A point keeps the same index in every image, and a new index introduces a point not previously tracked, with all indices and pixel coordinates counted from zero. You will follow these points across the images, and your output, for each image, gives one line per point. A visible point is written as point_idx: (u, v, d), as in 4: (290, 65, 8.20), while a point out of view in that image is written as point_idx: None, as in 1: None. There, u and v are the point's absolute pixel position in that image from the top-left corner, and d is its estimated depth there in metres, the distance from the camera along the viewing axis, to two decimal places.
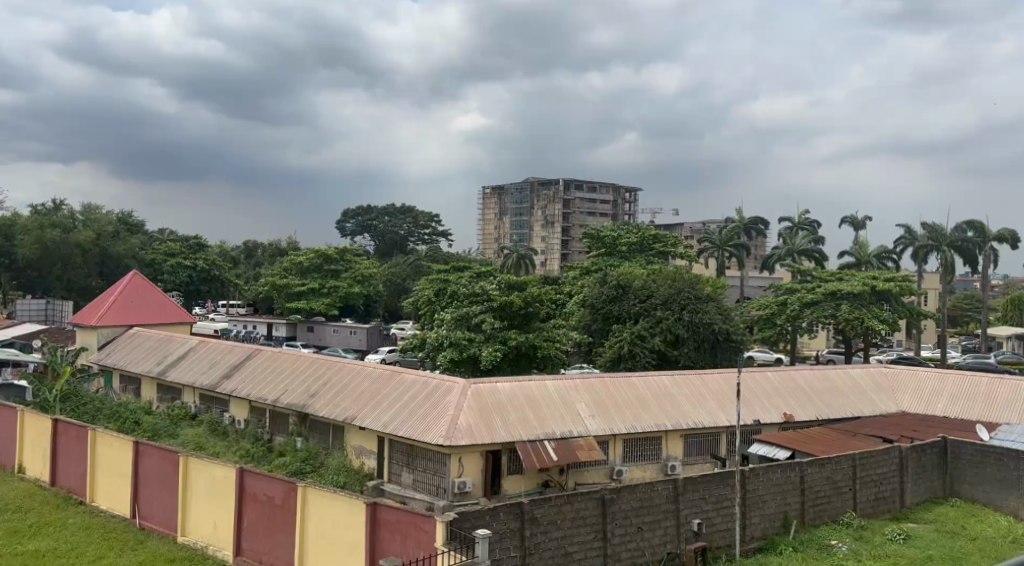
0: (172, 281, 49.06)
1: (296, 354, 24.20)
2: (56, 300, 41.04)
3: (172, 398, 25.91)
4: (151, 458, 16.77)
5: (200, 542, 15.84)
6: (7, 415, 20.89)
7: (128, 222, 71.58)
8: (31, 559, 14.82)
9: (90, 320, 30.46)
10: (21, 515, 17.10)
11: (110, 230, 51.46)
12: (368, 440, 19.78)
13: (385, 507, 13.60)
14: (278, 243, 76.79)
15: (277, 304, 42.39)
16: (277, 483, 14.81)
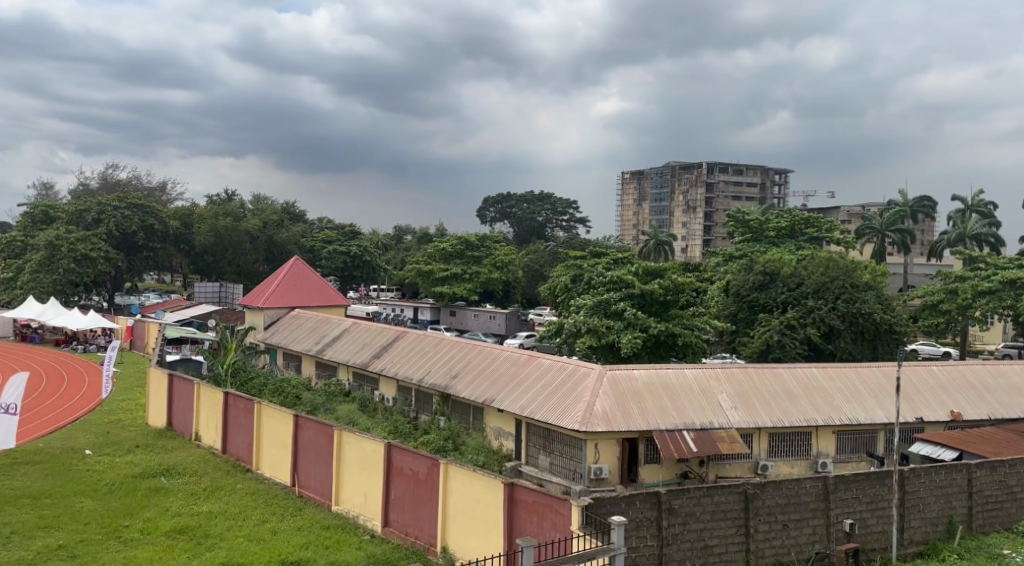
0: (329, 266, 51.49)
1: (440, 336, 24.67)
2: (228, 282, 43.96)
3: (329, 375, 27.09)
4: (309, 431, 17.54)
5: (352, 512, 16.41)
6: (185, 387, 22.46)
7: (290, 211, 75.86)
8: (204, 518, 15.79)
9: (257, 302, 32.42)
10: (196, 478, 18.32)
11: (274, 218, 54.70)
12: (506, 422, 19.88)
13: (522, 488, 13.60)
14: (425, 230, 79.11)
15: (421, 289, 43.53)
16: (422, 459, 15.12)
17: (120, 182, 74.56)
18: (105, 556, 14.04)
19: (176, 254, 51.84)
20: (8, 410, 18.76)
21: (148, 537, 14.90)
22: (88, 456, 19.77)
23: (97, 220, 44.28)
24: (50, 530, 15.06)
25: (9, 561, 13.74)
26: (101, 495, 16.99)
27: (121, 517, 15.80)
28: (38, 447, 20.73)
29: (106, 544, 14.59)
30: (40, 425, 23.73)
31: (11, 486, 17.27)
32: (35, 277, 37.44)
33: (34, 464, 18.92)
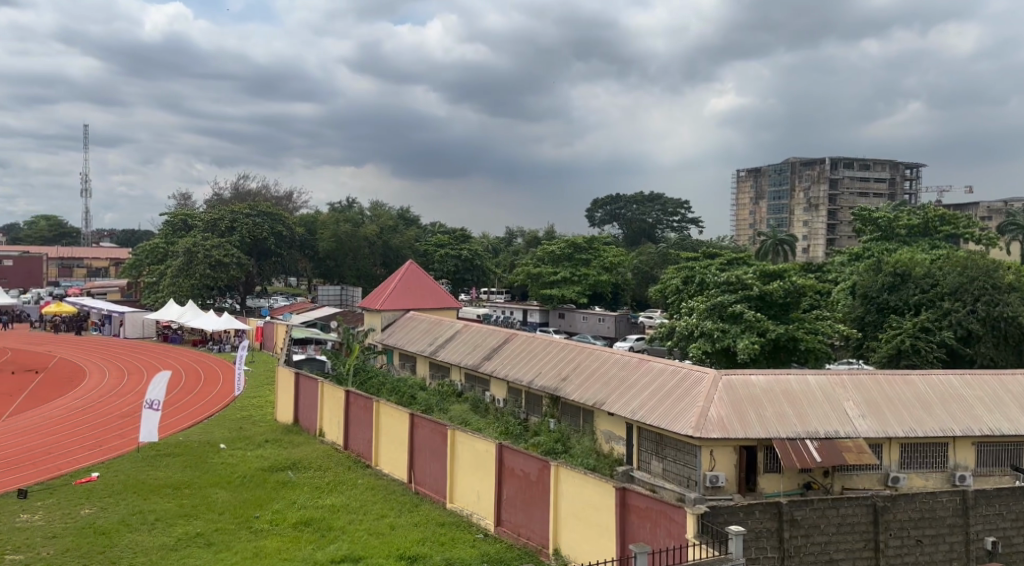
0: (441, 269, 52.31)
1: (550, 339, 24.52)
2: (348, 285, 45.24)
3: (442, 376, 27.41)
4: (425, 429, 17.73)
5: (466, 511, 16.45)
6: (309, 385, 23.18)
7: (405, 216, 77.68)
8: (327, 512, 16.15)
9: (374, 304, 33.23)
10: (320, 472, 18.83)
11: (390, 223, 56.08)
12: (617, 426, 19.50)
13: (634, 493, 13.25)
14: (536, 233, 79.43)
15: (530, 292, 43.54)
16: (533, 460, 14.98)
17: (248, 191, 78.32)
18: (238, 545, 14.51)
19: (300, 259, 53.86)
20: (153, 405, 19.83)
21: (277, 528, 15.33)
22: (222, 450, 20.66)
23: (230, 228, 46.62)
24: (188, 518, 15.73)
25: (153, 546, 14.39)
26: (233, 487, 17.67)
27: (252, 509, 16.35)
28: (177, 440, 21.84)
29: (238, 533, 15.09)
30: (180, 419, 24.99)
31: (154, 476, 18.21)
32: (175, 281, 39.79)
33: (173, 456, 19.93)
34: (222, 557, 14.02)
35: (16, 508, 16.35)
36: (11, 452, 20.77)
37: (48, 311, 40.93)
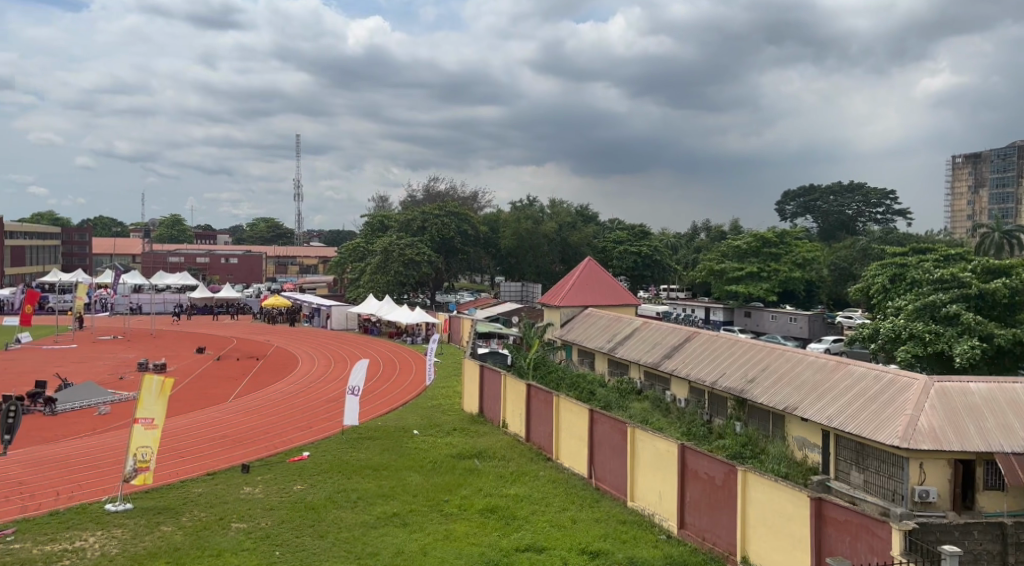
0: (621, 265, 51.73)
1: (735, 338, 23.44)
2: (529, 281, 45.86)
3: (621, 373, 27.01)
4: (604, 426, 17.43)
5: (648, 510, 15.96)
6: (493, 377, 23.55)
7: (585, 214, 77.72)
8: (512, 501, 16.24)
9: (554, 301, 33.42)
10: (502, 462, 19.06)
11: (571, 220, 56.28)
12: (812, 433, 18.30)
13: (831, 503, 12.30)
14: (720, 227, 76.93)
15: (714, 289, 42.05)
16: (718, 463, 14.25)
17: (439, 193, 81.57)
18: (430, 527, 14.86)
19: (484, 256, 55.10)
20: (354, 391, 20.88)
21: (465, 513, 15.58)
22: (415, 436, 21.45)
23: (421, 228, 48.53)
24: (386, 498, 16.35)
25: (354, 522, 15.02)
26: (425, 471, 18.25)
27: (442, 493, 16.75)
28: (376, 425, 22.91)
29: (430, 516, 15.47)
30: (378, 405, 26.24)
31: (357, 458, 19.16)
32: (372, 278, 41.98)
33: (372, 439, 20.96)
34: (415, 537, 14.39)
35: (240, 480, 17.68)
36: (233, 430, 22.58)
37: (266, 303, 44.43)
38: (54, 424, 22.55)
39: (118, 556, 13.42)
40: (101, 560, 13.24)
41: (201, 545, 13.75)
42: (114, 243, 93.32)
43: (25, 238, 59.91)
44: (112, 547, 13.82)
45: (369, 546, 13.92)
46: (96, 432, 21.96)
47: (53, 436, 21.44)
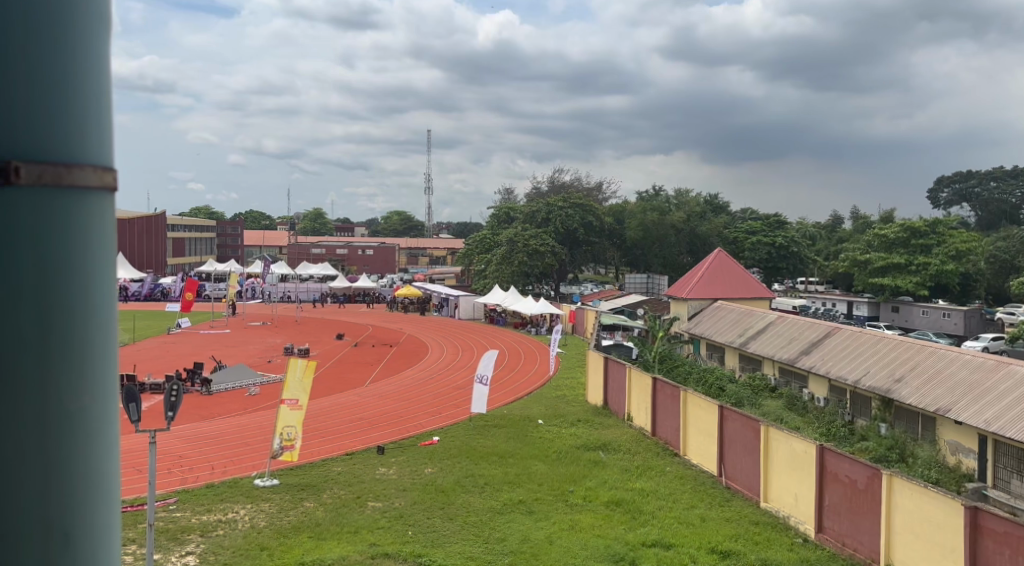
0: (753, 257, 49.83)
1: (881, 334, 22.00)
2: (656, 274, 45.02)
3: (753, 369, 25.97)
4: (736, 423, 16.64)
5: (783, 512, 15.06)
6: (618, 370, 23.02)
7: (716, 203, 75.55)
8: (638, 495, 15.73)
9: (682, 293, 32.57)
10: (629, 456, 18.57)
11: (700, 210, 54.80)
12: (967, 437, 16.82)
13: (988, 513, 10.84)
14: (863, 218, 72.80)
15: (857, 281, 39.91)
16: (861, 467, 13.18)
17: (566, 184, 81.66)
18: (556, 516, 14.56)
19: (610, 248, 54.43)
20: (481, 380, 20.87)
21: (590, 505, 15.19)
22: (540, 426, 21.30)
23: (545, 219, 48.59)
24: (512, 486, 16.22)
25: (482, 508, 14.91)
26: (550, 461, 18.05)
27: (566, 483, 16.48)
28: (503, 413, 22.96)
29: (556, 505, 15.19)
30: (504, 393, 26.31)
31: (483, 445, 19.20)
32: (498, 268, 42.27)
33: (499, 427, 20.99)
34: (541, 525, 14.09)
35: (375, 461, 18.06)
36: (367, 414, 23.13)
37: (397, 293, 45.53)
38: (210, 402, 23.87)
39: (265, 528, 13.78)
40: (251, 531, 13.61)
41: (340, 523, 13.96)
42: (262, 237, 98.79)
43: (183, 231, 64.04)
44: (259, 520, 14.24)
45: (497, 532, 13.69)
46: (246, 411, 23.08)
47: (209, 414, 22.70)
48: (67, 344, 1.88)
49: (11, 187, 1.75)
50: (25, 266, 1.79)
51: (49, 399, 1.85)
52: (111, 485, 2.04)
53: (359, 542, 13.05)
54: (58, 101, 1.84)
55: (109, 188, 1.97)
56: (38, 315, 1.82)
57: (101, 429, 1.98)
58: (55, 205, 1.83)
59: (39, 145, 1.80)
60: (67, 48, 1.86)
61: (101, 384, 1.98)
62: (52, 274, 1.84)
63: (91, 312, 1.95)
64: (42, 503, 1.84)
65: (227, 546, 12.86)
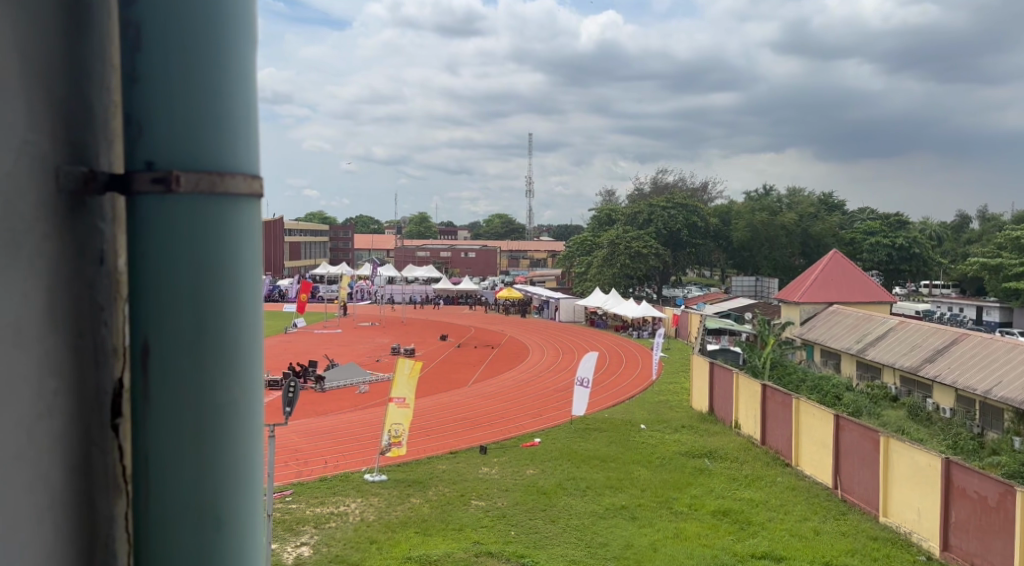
0: (871, 260, 47.72)
1: (1014, 342, 20.69)
2: (766, 276, 43.78)
3: (872, 377, 24.86)
4: (853, 433, 15.96)
5: (904, 527, 14.28)
6: (725, 375, 22.46)
7: (830, 203, 72.80)
8: (747, 505, 15.25)
9: (794, 296, 31.57)
10: (738, 465, 18.06)
11: (813, 211, 52.96)
12: None
13: None
14: (992, 218, 68.58)
15: (986, 285, 37.64)
16: (991, 482, 12.35)
17: (670, 184, 80.45)
18: (660, 522, 14.29)
19: (717, 249, 53.26)
20: (582, 382, 20.72)
21: (696, 514, 14.82)
22: (643, 431, 21.02)
23: (649, 220, 48.05)
24: (615, 490, 16.08)
25: (585, 511, 14.83)
26: (653, 466, 17.78)
27: (671, 490, 16.18)
28: (605, 417, 22.79)
29: (660, 512, 14.93)
30: (607, 397, 26.11)
31: (586, 448, 19.09)
32: (602, 271, 42.04)
33: (601, 431, 20.82)
34: (645, 531, 13.84)
35: (479, 460, 18.24)
36: (470, 414, 23.39)
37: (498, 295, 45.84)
38: (322, 399, 24.69)
39: (375, 521, 14.13)
40: (362, 524, 13.99)
41: (447, 520, 14.17)
42: (373, 238, 101.63)
43: (298, 235, 66.63)
44: (369, 514, 14.61)
45: (600, 537, 13.53)
46: (356, 408, 23.73)
47: (322, 410, 23.46)
48: (219, 333, 1.77)
49: (171, 196, 1.71)
50: (178, 259, 1.72)
51: (201, 386, 1.76)
52: (262, 479, 1.92)
53: (463, 539, 13.20)
54: (214, 100, 1.77)
55: (260, 194, 1.86)
56: (196, 308, 1.75)
57: (248, 419, 1.85)
58: (210, 211, 1.74)
59: (205, 156, 1.74)
60: (238, 59, 1.80)
61: (250, 373, 1.86)
62: (204, 265, 1.75)
63: (246, 303, 1.83)
64: (200, 483, 1.77)
65: (339, 538, 13.26)
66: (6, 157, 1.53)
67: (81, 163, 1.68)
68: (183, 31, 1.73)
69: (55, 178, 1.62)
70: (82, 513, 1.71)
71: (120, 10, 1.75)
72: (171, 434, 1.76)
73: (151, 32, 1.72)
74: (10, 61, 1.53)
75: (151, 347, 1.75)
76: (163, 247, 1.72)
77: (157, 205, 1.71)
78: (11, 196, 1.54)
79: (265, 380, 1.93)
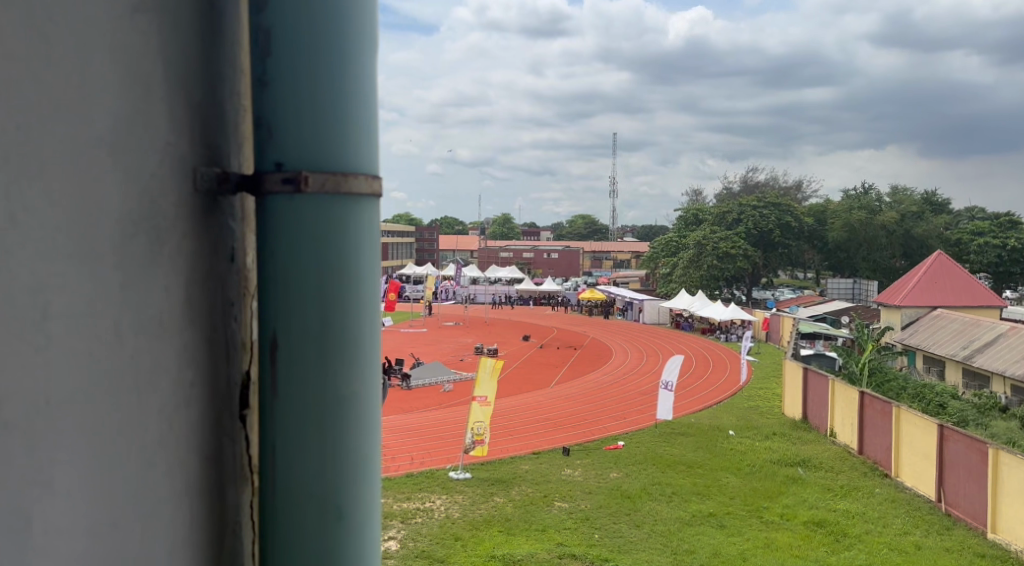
0: (980, 261, 45.34)
1: None
2: (864, 279, 42.19)
3: (980, 385, 23.60)
4: (959, 445, 15.16)
5: (1013, 545, 13.36)
6: (819, 381, 21.75)
7: (934, 202, 69.57)
8: (842, 517, 14.72)
9: (895, 300, 30.31)
10: (833, 475, 17.43)
11: (916, 211, 50.70)
12: None
13: None
14: None
15: None
16: None
17: (759, 184, 78.44)
18: (749, 532, 13.92)
19: (811, 249, 51.64)
20: (667, 386, 20.35)
21: (788, 523, 14.40)
22: (732, 436, 20.57)
23: (737, 220, 47.05)
24: (703, 497, 15.78)
25: (671, 517, 14.58)
26: (742, 474, 17.35)
27: (762, 499, 15.75)
28: (691, 421, 22.40)
29: (749, 521, 14.54)
30: (693, 401, 25.64)
31: (671, 453, 18.83)
32: (688, 272, 41.43)
33: (688, 436, 20.48)
34: (734, 540, 13.50)
35: (562, 462, 18.20)
36: (554, 414, 23.36)
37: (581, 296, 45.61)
38: (408, 397, 25.12)
39: (459, 519, 14.26)
40: (446, 521, 14.14)
41: (529, 520, 14.18)
42: (456, 240, 102.56)
43: (386, 236, 68.06)
44: (454, 511, 14.77)
45: (686, 543, 13.27)
46: (441, 406, 24.04)
47: (408, 407, 23.88)
48: (341, 332, 1.81)
49: (300, 195, 1.76)
50: (302, 257, 1.78)
51: (325, 382, 1.80)
52: (378, 470, 1.97)
53: (546, 540, 13.17)
54: (337, 105, 1.80)
55: (378, 195, 1.90)
56: (321, 306, 1.80)
57: (368, 412, 1.90)
58: (335, 211, 1.78)
59: (332, 155, 1.79)
60: (361, 60, 1.85)
61: (368, 367, 1.90)
62: (326, 264, 1.79)
63: (365, 297, 1.87)
64: (323, 475, 1.82)
65: (425, 534, 13.45)
66: (153, 158, 1.58)
67: (215, 165, 1.76)
68: (313, 29, 1.77)
69: (193, 180, 1.69)
70: (216, 501, 1.79)
71: (252, 15, 1.82)
72: (297, 424, 1.81)
73: (280, 36, 1.78)
74: (156, 65, 1.59)
75: (279, 342, 1.80)
76: (292, 245, 1.78)
77: (286, 203, 1.77)
78: (159, 193, 1.60)
79: (381, 373, 1.98)
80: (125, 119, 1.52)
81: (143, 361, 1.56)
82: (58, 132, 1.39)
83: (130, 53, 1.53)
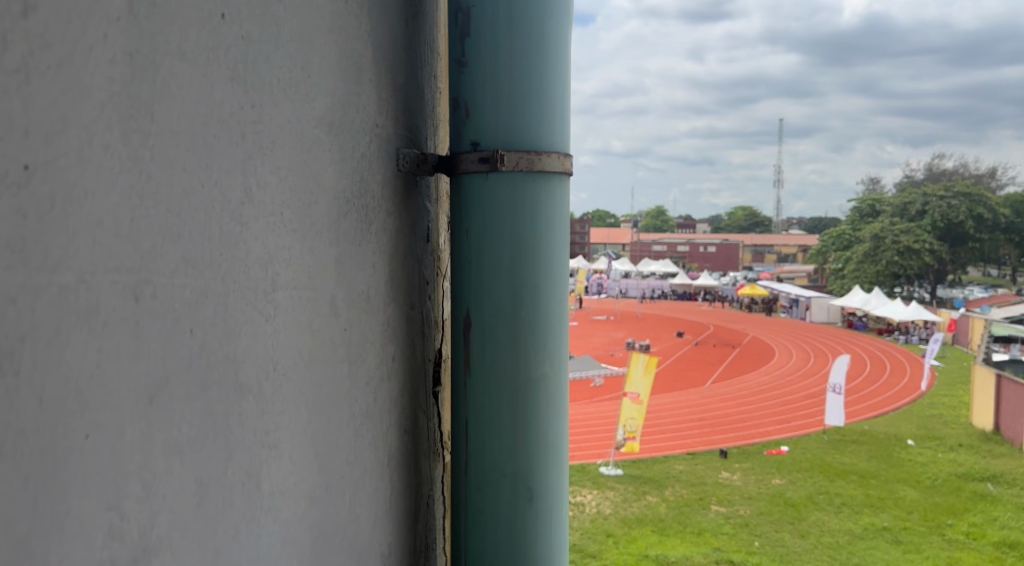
0: None
1: None
2: None
3: None
4: None
5: None
6: (1016, 391, 19.84)
7: None
8: None
9: None
10: None
11: None
12: None
13: None
14: None
15: None
16: None
17: (947, 171, 72.36)
18: (929, 550, 12.93)
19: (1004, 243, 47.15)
20: (835, 389, 19.27)
21: (974, 543, 13.25)
22: (910, 446, 19.23)
23: (921, 211, 43.81)
24: (875, 509, 14.86)
25: (839, 529, 13.79)
26: (922, 487, 16.18)
27: (944, 515, 14.63)
28: (864, 429, 21.13)
29: (929, 538, 13.52)
30: (866, 407, 24.15)
31: (841, 461, 17.86)
32: (862, 266, 39.02)
33: (860, 444, 19.35)
34: (910, 557, 12.58)
35: (718, 464, 17.70)
36: (710, 413, 22.81)
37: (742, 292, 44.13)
38: None
39: (610, 515, 14.18)
40: (598, 516, 14.11)
41: (684, 522, 13.88)
42: (608, 232, 101.83)
43: None
44: (606, 507, 14.68)
45: (855, 557, 12.49)
46: (592, 399, 24.13)
47: None
48: (533, 312, 1.83)
49: (495, 174, 1.79)
50: (491, 234, 1.81)
51: (513, 360, 1.82)
52: (565, 453, 1.98)
53: (702, 544, 12.85)
54: (524, 86, 1.81)
55: (566, 175, 1.90)
56: (513, 285, 1.82)
57: (557, 393, 1.91)
58: (526, 186, 1.80)
59: (529, 133, 1.81)
60: (553, 43, 1.85)
61: (557, 347, 1.91)
62: (516, 240, 1.81)
63: (553, 278, 1.87)
64: (514, 455, 1.84)
65: (578, 528, 13.51)
66: (361, 139, 1.67)
67: (414, 146, 1.84)
68: (511, 13, 1.79)
69: (396, 161, 1.77)
70: (415, 473, 1.88)
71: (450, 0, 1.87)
72: (489, 400, 1.85)
73: (477, 17, 1.81)
74: (363, 48, 1.67)
75: (471, 320, 1.85)
76: (482, 225, 1.82)
77: (481, 183, 1.81)
78: (366, 171, 1.69)
79: (570, 359, 1.98)
80: (339, 99, 1.60)
81: (353, 334, 1.65)
82: (292, 110, 1.48)
83: (344, 35, 1.61)
